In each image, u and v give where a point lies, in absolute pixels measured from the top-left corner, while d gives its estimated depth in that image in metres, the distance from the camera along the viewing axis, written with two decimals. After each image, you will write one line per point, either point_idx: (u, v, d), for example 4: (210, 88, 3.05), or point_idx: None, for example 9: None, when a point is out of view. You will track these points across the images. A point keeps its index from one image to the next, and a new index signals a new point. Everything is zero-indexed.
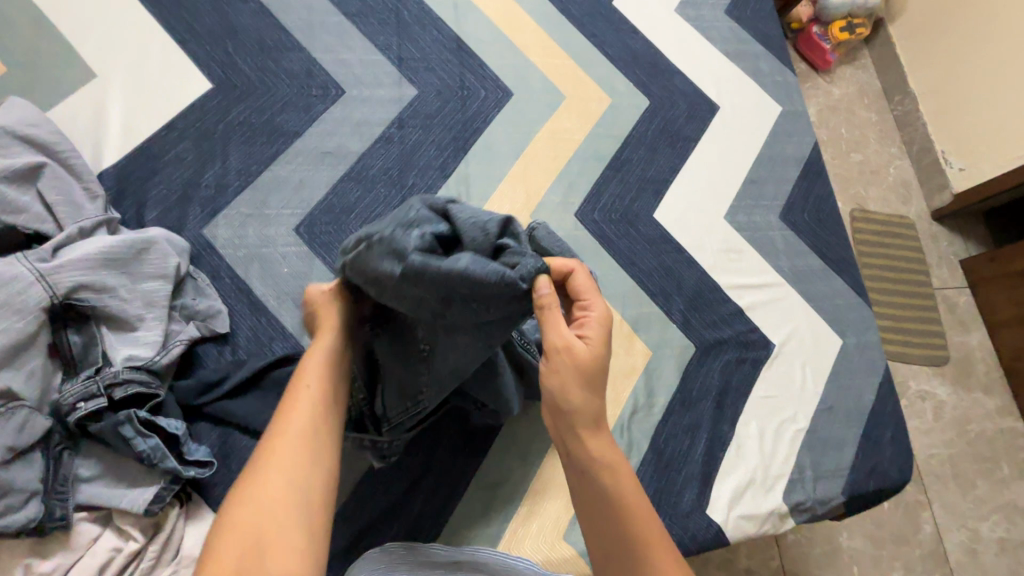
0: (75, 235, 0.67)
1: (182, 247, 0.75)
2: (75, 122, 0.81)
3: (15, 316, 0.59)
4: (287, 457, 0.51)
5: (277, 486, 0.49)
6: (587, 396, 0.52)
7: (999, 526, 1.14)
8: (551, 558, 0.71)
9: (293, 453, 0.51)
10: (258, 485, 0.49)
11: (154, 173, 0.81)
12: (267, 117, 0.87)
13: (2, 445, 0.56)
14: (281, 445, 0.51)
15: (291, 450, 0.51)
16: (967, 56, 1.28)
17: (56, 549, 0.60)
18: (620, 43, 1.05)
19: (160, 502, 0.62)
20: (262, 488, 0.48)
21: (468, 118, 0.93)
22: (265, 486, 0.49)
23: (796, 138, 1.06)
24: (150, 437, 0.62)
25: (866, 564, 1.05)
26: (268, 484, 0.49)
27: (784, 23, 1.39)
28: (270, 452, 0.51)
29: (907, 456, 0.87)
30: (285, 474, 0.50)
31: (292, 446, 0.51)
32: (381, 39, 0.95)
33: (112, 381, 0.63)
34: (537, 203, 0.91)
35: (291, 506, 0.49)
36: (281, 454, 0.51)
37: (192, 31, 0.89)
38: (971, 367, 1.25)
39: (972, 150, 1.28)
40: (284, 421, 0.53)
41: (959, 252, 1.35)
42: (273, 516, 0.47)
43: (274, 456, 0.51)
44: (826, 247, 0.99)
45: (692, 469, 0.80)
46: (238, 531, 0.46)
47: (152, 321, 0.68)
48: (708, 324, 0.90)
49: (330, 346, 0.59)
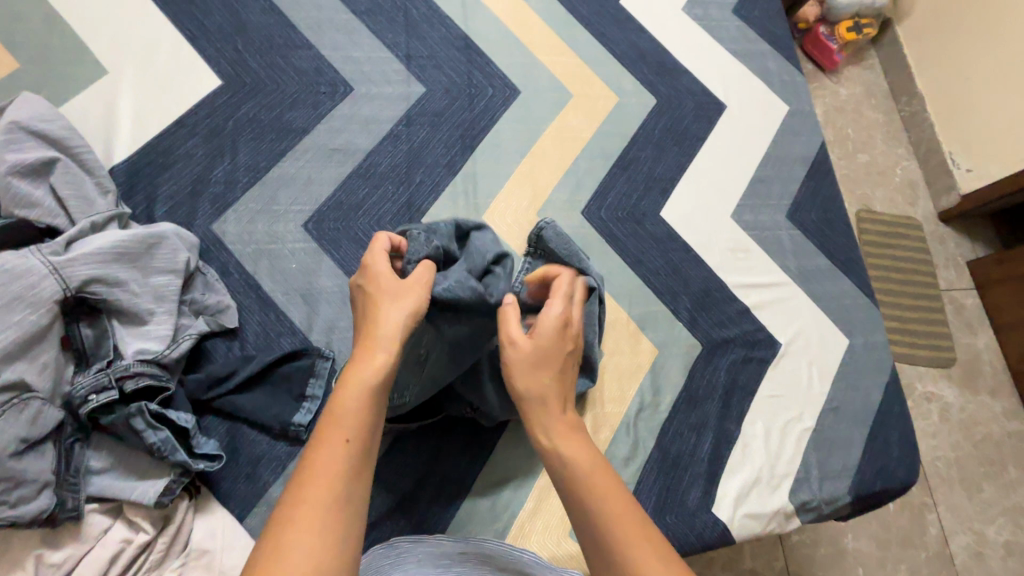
0: (88, 229, 0.68)
1: (191, 242, 0.75)
2: (87, 118, 0.82)
3: (29, 309, 0.59)
4: (350, 436, 0.45)
5: (345, 475, 0.43)
6: (540, 392, 0.53)
7: (1005, 529, 1.13)
8: (557, 554, 0.71)
9: (359, 434, 0.46)
10: (324, 470, 0.43)
11: (165, 169, 0.81)
12: (276, 114, 0.87)
13: (15, 436, 0.57)
14: (346, 422, 0.46)
15: (356, 428, 0.46)
16: (975, 56, 1.27)
17: (67, 539, 0.61)
18: (628, 42, 1.06)
19: (171, 493, 0.62)
20: (326, 472, 0.43)
21: (475, 116, 0.94)
22: (327, 470, 0.43)
23: (803, 138, 1.06)
24: (160, 430, 0.63)
25: (871, 565, 1.05)
26: (334, 466, 0.43)
27: (791, 23, 1.39)
28: (332, 429, 0.45)
29: (914, 457, 0.87)
30: (351, 457, 0.44)
31: (358, 425, 0.46)
32: (389, 37, 0.95)
33: (123, 374, 0.64)
34: (544, 202, 0.91)
35: (355, 496, 0.43)
36: (346, 432, 0.45)
37: (203, 28, 0.89)
38: (977, 369, 1.25)
39: (979, 151, 1.27)
40: (343, 392, 0.47)
41: (966, 253, 1.34)
42: (337, 506, 0.42)
43: (338, 436, 0.45)
44: (833, 247, 0.99)
45: (698, 468, 0.80)
46: (310, 519, 0.40)
47: (162, 315, 0.68)
48: (715, 322, 0.90)
49: (396, 310, 0.53)
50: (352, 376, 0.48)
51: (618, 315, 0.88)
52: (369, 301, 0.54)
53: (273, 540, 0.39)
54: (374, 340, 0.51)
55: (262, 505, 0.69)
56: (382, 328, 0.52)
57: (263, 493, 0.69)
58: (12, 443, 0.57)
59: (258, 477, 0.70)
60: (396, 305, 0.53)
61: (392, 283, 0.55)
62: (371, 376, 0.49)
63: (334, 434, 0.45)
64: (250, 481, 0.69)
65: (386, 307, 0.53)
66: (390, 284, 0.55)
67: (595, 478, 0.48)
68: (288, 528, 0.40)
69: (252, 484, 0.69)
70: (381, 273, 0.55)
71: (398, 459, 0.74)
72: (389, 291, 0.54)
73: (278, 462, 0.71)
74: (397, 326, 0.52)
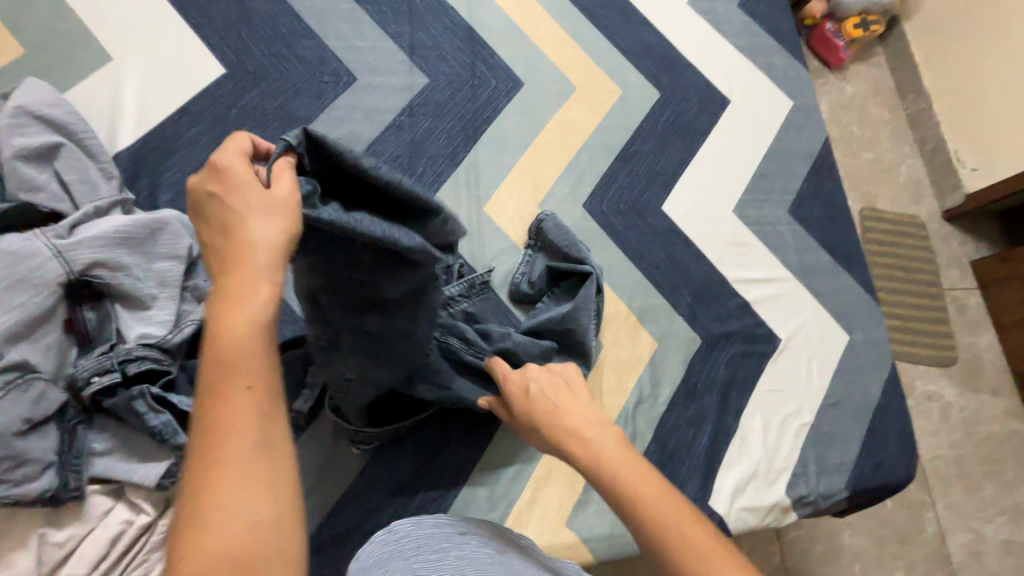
0: (91, 214, 0.68)
1: (195, 229, 0.76)
2: (91, 105, 0.82)
3: (33, 291, 0.60)
4: (252, 380, 0.36)
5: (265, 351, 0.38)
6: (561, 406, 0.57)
7: (1003, 528, 1.14)
8: (553, 543, 0.72)
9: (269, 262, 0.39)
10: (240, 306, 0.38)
11: (168, 156, 0.82)
12: (279, 102, 0.88)
13: (19, 416, 0.57)
14: (241, 365, 0.36)
15: (259, 371, 0.37)
16: (981, 55, 1.27)
17: (69, 520, 0.62)
18: (632, 35, 1.05)
19: (172, 476, 0.64)
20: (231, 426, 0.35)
21: (478, 107, 0.94)
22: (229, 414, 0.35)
23: (807, 133, 1.06)
24: (161, 413, 0.63)
25: (869, 562, 1.05)
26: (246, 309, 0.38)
27: (798, 18, 1.38)
28: (230, 377, 0.36)
29: (913, 452, 0.87)
30: (258, 403, 0.36)
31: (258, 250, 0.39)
32: (394, 27, 0.95)
33: (125, 358, 0.64)
34: (546, 193, 0.91)
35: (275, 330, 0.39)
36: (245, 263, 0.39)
37: (207, 16, 0.90)
38: (978, 368, 1.25)
39: (983, 150, 1.27)
40: (228, 321, 0.37)
41: (969, 253, 1.34)
42: (259, 452, 0.35)
43: (227, 359, 0.36)
44: (835, 243, 0.99)
45: (696, 460, 0.81)
46: (237, 482, 0.34)
47: (165, 300, 0.69)
48: (714, 317, 0.90)
49: (249, 202, 0.40)
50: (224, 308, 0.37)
51: (618, 307, 0.88)
52: (225, 214, 0.40)
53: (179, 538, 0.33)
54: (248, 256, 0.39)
55: None
56: (250, 235, 0.39)
57: None
58: (16, 422, 0.57)
59: None
60: (264, 217, 0.40)
61: (251, 183, 0.41)
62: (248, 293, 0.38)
63: (235, 385, 0.36)
64: None
65: (248, 229, 0.39)
66: (247, 198, 0.40)
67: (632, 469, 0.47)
68: (209, 503, 0.33)
69: None
70: (235, 177, 0.41)
71: (398, 446, 0.75)
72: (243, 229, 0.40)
73: None
74: (243, 169, 0.41)
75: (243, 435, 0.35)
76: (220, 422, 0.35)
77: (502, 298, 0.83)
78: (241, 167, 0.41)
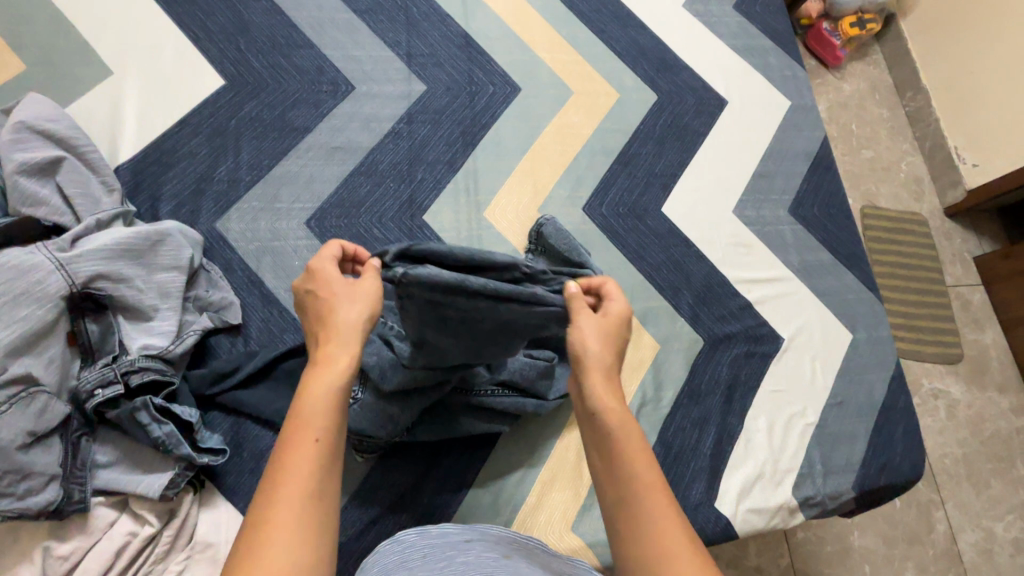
0: (93, 226, 0.69)
1: (195, 239, 0.76)
2: (92, 119, 0.83)
3: (35, 304, 0.60)
4: (319, 430, 0.46)
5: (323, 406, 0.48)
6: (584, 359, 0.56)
7: (1014, 526, 1.13)
8: (559, 548, 0.72)
9: (353, 348, 0.52)
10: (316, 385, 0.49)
11: (169, 168, 0.82)
12: (278, 112, 0.88)
13: (22, 430, 0.57)
14: (314, 419, 0.47)
15: (325, 424, 0.47)
16: (978, 49, 1.27)
17: (73, 533, 0.62)
18: (628, 39, 1.06)
19: (175, 487, 0.63)
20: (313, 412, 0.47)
21: (476, 113, 0.94)
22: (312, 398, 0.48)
23: (805, 133, 1.06)
24: (164, 424, 0.63)
25: (879, 563, 1.04)
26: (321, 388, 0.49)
27: (794, 18, 1.39)
28: (299, 428, 0.46)
29: (920, 451, 0.87)
30: (323, 449, 0.46)
31: (343, 344, 0.51)
32: (391, 36, 0.96)
33: (128, 369, 0.64)
34: (545, 198, 0.92)
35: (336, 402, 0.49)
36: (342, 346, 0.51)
37: (206, 29, 0.90)
38: (984, 364, 1.24)
39: (983, 144, 1.27)
40: (308, 388, 0.48)
41: (972, 249, 1.33)
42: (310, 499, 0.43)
43: (341, 359, 0.51)
44: (836, 242, 0.99)
45: (701, 462, 0.80)
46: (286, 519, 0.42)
47: (167, 311, 0.69)
48: (716, 318, 0.90)
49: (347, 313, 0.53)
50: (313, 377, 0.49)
51: None
52: (319, 303, 0.55)
53: (253, 536, 0.41)
54: (339, 304, 0.54)
55: None
56: (330, 360, 0.50)
57: None
58: (19, 436, 0.57)
59: (262, 471, 0.71)
60: (348, 305, 0.54)
61: (340, 284, 0.55)
62: (336, 366, 0.50)
63: (301, 434, 0.46)
64: (254, 475, 0.70)
65: (362, 282, 0.56)
66: (337, 296, 0.54)
67: (625, 437, 0.52)
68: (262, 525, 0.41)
69: (256, 478, 0.70)
70: (326, 276, 0.56)
71: (401, 454, 0.75)
72: (336, 295, 0.55)
73: None
74: (318, 271, 0.56)
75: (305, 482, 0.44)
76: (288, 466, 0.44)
77: None
78: (333, 274, 0.56)
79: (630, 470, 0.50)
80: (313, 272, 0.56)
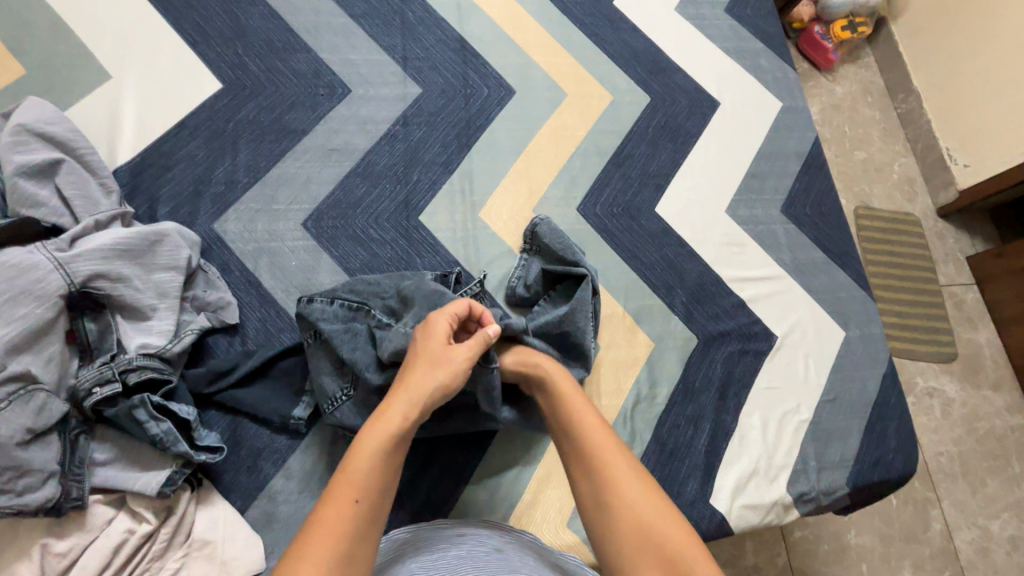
0: (91, 226, 0.70)
1: (193, 240, 0.77)
2: (91, 123, 0.84)
3: (35, 303, 0.61)
4: (360, 495, 0.49)
5: (375, 465, 0.51)
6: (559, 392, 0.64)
7: (1010, 524, 1.13)
8: (554, 544, 0.72)
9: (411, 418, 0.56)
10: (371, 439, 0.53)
11: (167, 170, 0.83)
12: (275, 115, 0.89)
13: (22, 427, 0.58)
14: (357, 477, 0.50)
15: (366, 489, 0.49)
16: (970, 51, 1.28)
17: (71, 530, 0.62)
18: (621, 42, 1.07)
19: (173, 484, 0.64)
20: (360, 472, 0.50)
21: (471, 115, 0.95)
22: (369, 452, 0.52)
23: (797, 133, 1.07)
24: (162, 421, 0.64)
25: (876, 561, 1.05)
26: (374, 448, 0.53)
27: (786, 22, 1.40)
28: (344, 484, 0.49)
29: (913, 447, 0.87)
30: (359, 511, 0.48)
31: (408, 410, 0.56)
32: (386, 40, 0.97)
33: (126, 368, 0.65)
34: (540, 198, 0.92)
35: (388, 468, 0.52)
36: (404, 411, 0.56)
37: (204, 33, 0.91)
38: (978, 363, 1.25)
39: (975, 145, 1.28)
40: (366, 440, 0.53)
41: (965, 249, 1.35)
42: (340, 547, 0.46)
43: (396, 417, 0.55)
44: (829, 241, 1.00)
45: (696, 459, 0.81)
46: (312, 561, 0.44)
47: (164, 311, 0.70)
48: (710, 316, 0.91)
49: (431, 379, 0.59)
50: (372, 429, 0.54)
51: (615, 309, 0.89)
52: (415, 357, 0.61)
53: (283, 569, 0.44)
54: (426, 366, 0.60)
55: (263, 497, 0.70)
56: (389, 420, 0.55)
57: (264, 485, 0.71)
58: (18, 433, 0.58)
59: (259, 469, 0.71)
60: (432, 372, 0.59)
61: (436, 348, 0.61)
62: (393, 427, 0.54)
63: (346, 490, 0.49)
64: (251, 473, 0.71)
65: (455, 350, 0.61)
66: (432, 356, 0.61)
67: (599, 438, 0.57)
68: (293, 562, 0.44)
69: (253, 477, 0.71)
70: (436, 331, 0.62)
71: None
72: (429, 357, 0.61)
73: (278, 454, 0.72)
74: (433, 325, 0.63)
75: (340, 533, 0.46)
76: (327, 516, 0.47)
77: (500, 300, 0.85)
78: (441, 330, 0.63)
79: (608, 461, 0.55)
80: (428, 322, 0.64)
